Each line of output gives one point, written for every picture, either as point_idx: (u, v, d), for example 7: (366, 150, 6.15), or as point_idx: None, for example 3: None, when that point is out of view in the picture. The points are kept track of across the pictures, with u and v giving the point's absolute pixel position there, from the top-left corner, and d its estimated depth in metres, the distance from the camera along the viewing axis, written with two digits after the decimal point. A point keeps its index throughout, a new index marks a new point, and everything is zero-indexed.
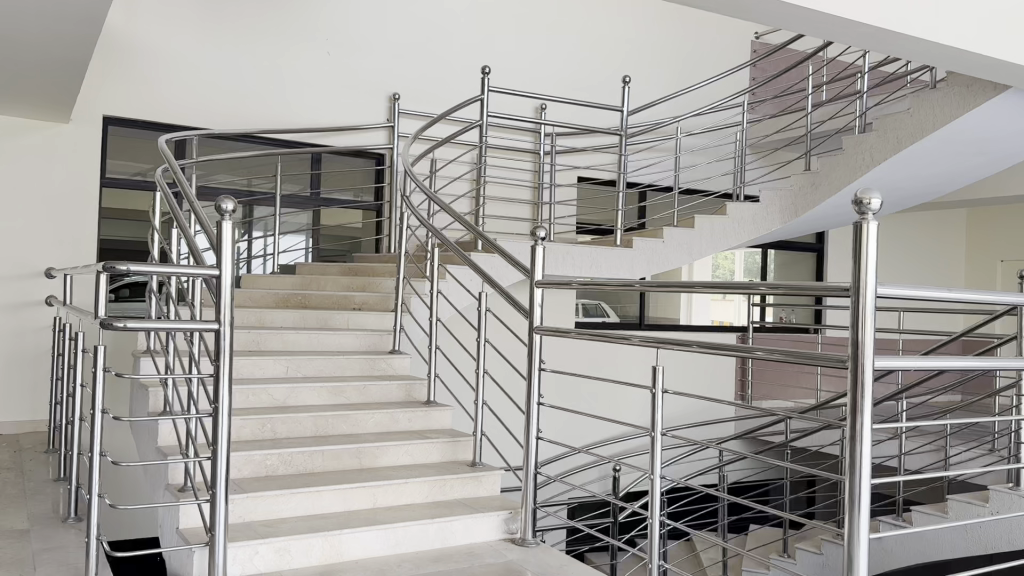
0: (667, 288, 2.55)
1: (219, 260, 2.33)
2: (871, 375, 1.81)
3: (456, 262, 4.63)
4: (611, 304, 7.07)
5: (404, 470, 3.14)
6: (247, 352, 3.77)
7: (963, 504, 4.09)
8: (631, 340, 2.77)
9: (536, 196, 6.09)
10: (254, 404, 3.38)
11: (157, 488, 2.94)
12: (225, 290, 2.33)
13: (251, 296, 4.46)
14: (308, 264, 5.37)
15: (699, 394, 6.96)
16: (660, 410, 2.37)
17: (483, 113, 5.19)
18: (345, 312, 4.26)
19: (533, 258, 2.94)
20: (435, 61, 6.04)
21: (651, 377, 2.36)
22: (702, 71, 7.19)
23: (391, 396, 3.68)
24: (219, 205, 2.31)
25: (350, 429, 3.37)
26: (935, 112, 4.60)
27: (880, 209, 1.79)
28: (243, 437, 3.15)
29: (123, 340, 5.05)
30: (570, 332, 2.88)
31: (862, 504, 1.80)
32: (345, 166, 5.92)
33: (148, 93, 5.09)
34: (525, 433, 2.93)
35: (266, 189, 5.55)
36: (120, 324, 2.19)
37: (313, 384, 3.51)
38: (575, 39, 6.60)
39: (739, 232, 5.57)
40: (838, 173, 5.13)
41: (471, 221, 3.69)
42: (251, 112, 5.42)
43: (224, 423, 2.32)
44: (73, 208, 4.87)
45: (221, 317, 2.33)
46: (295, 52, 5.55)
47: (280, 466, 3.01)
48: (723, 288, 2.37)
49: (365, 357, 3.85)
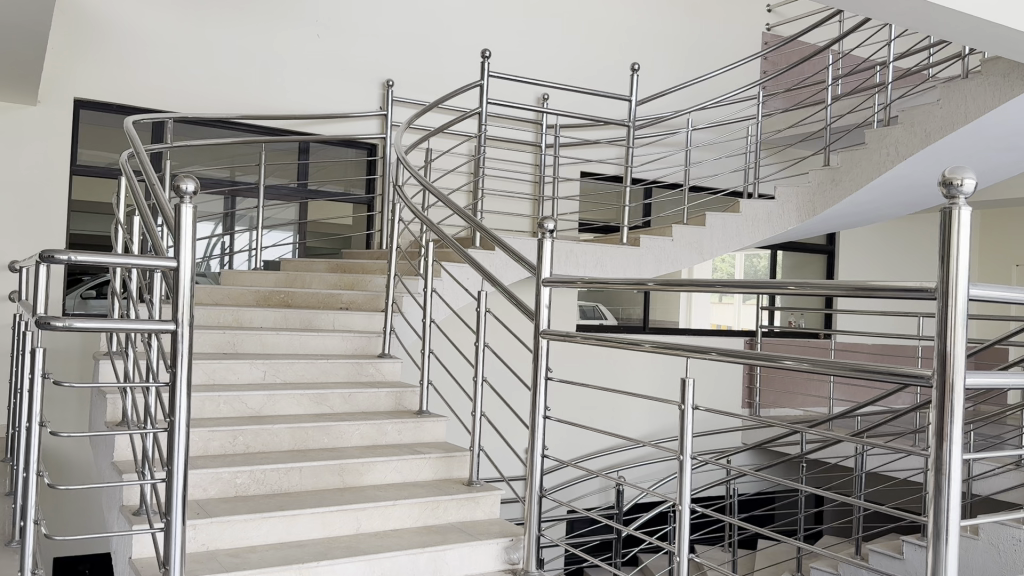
0: (679, 285, 2.19)
1: (177, 252, 1.97)
2: (961, 396, 1.49)
3: (453, 260, 4.29)
4: (611, 307, 6.76)
5: (393, 490, 2.80)
6: (220, 355, 3.43)
7: (998, 527, 3.56)
8: (643, 347, 2.42)
9: (536, 192, 5.75)
10: (226, 414, 3.05)
11: (112, 509, 2.61)
12: (185, 285, 1.97)
13: (229, 294, 4.12)
14: (293, 260, 5.02)
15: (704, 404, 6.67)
16: (689, 432, 2.03)
17: (482, 100, 4.80)
18: (331, 311, 3.92)
19: (540, 255, 2.60)
20: (433, 47, 5.71)
21: (680, 391, 2.02)
22: (712, 62, 6.86)
23: (380, 405, 3.34)
24: (178, 186, 1.96)
25: (332, 443, 3.02)
26: (966, 103, 4.30)
27: (974, 192, 1.47)
28: (211, 452, 2.82)
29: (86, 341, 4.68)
30: (577, 338, 2.53)
31: (949, 552, 1.47)
32: (334, 157, 5.58)
33: (124, 76, 4.74)
34: (529, 451, 2.58)
35: (249, 180, 5.23)
36: (57, 325, 1.79)
37: (293, 391, 3.16)
38: (580, 27, 6.28)
39: (757, 228, 5.25)
40: (860, 168, 4.81)
41: (471, 213, 3.32)
42: (235, 98, 5.08)
43: (182, 439, 1.97)
44: (40, 197, 4.52)
45: (178, 315, 1.98)
46: (284, 35, 5.22)
47: (253, 484, 2.68)
48: (742, 286, 2.02)
49: (351, 361, 3.50)
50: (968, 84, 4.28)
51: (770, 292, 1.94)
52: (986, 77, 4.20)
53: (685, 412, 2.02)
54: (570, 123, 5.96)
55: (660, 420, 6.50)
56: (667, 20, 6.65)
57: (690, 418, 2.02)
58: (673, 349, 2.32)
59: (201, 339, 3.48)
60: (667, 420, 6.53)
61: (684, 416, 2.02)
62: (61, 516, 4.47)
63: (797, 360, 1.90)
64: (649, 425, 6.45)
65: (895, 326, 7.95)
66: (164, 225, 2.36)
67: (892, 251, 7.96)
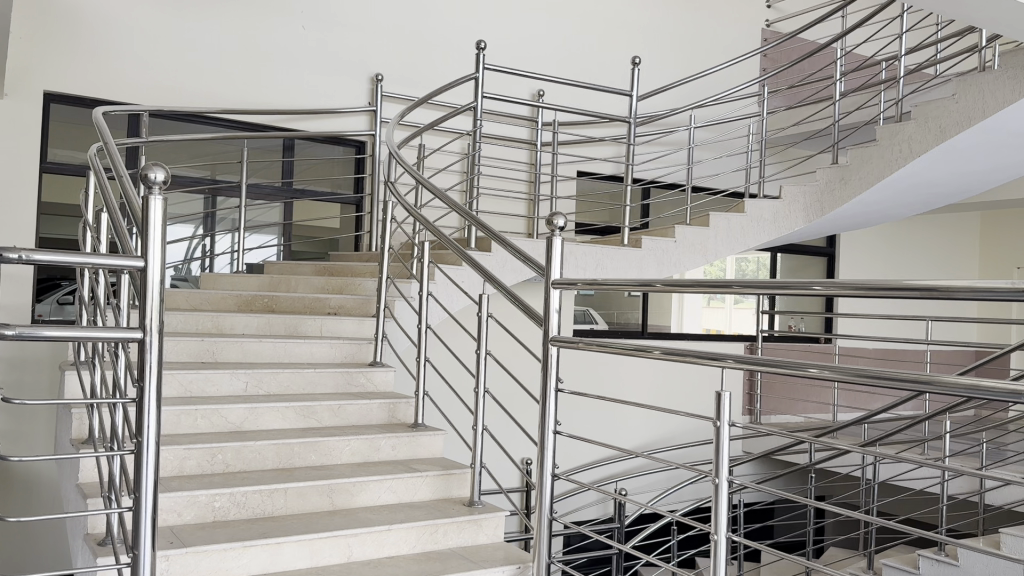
0: (707, 285, 1.91)
1: (144, 249, 1.72)
2: None
3: (449, 262, 4.05)
4: (601, 310, 6.50)
5: (387, 513, 2.55)
6: (199, 365, 3.18)
7: None
8: (652, 355, 2.10)
9: (531, 194, 5.54)
10: (204, 429, 2.79)
11: (75, 536, 2.36)
12: (153, 288, 1.72)
13: (208, 298, 3.87)
14: (277, 263, 4.77)
15: (686, 412, 6.52)
16: (725, 451, 1.80)
17: (477, 93, 4.53)
18: (318, 317, 3.67)
19: (549, 254, 2.36)
20: (425, 41, 5.49)
21: (715, 406, 1.79)
22: (710, 58, 6.67)
23: (372, 418, 3.10)
24: (145, 175, 1.73)
25: (320, 460, 2.78)
26: (983, 97, 4.13)
27: None
28: (188, 472, 2.57)
29: (42, 352, 4.36)
30: (585, 345, 2.28)
31: None
32: (321, 155, 5.34)
33: (98, 68, 4.48)
34: (539, 471, 2.34)
35: (231, 178, 4.97)
36: (19, 336, 1.51)
37: (277, 403, 2.91)
38: (577, 22, 6.07)
39: (757, 231, 5.00)
40: (872, 165, 4.63)
41: (469, 209, 3.07)
42: (216, 93, 4.83)
43: (152, 462, 1.73)
44: (5, 195, 4.23)
45: (146, 322, 1.72)
46: (268, 26, 4.97)
47: (232, 508, 2.43)
48: (763, 287, 1.76)
49: (340, 370, 3.26)
50: (985, 78, 4.12)
51: (802, 293, 1.68)
52: (1005, 69, 4.02)
53: (721, 429, 1.80)
54: (566, 121, 5.75)
55: (656, 429, 6.30)
56: (665, 15, 6.45)
57: (727, 435, 1.80)
58: (691, 356, 2.00)
59: (178, 348, 3.23)
60: (663, 430, 6.33)
61: (720, 434, 1.80)
62: (24, 550, 4.19)
63: (825, 368, 1.65)
64: (646, 435, 6.24)
65: (896, 330, 7.79)
66: (131, 220, 2.12)
67: (893, 253, 7.81)
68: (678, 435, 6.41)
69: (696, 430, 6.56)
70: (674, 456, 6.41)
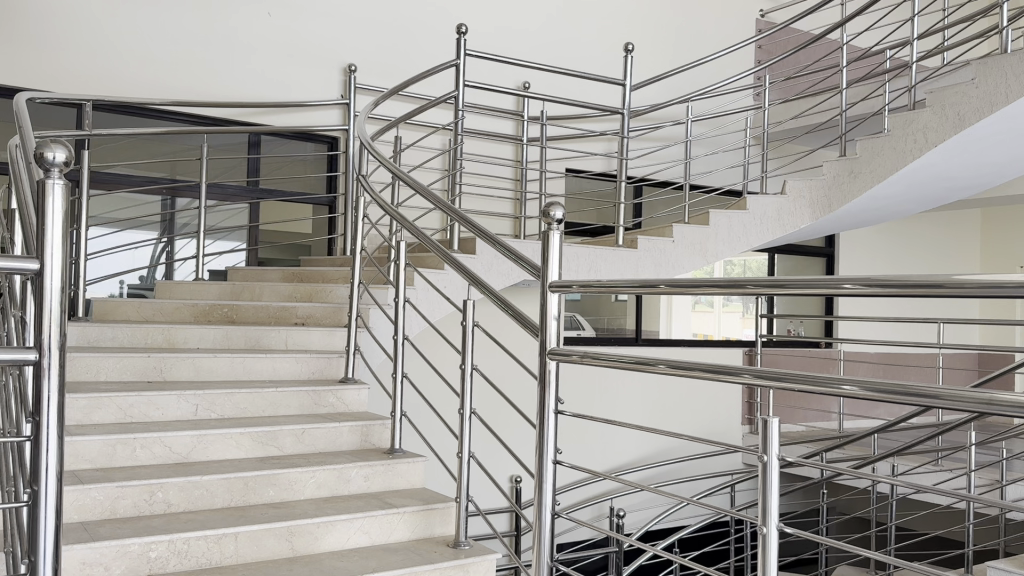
0: (722, 286, 1.52)
1: (42, 246, 1.27)
2: None
3: (430, 265, 3.69)
4: (590, 317, 6.16)
5: (357, 560, 2.17)
6: (144, 385, 2.78)
7: None
8: (659, 370, 1.70)
9: (518, 194, 5.20)
10: (145, 461, 2.41)
11: None
12: (49, 300, 1.25)
13: (161, 310, 3.48)
14: (241, 269, 4.36)
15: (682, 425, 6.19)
16: (774, 492, 1.43)
17: (459, 81, 4.15)
18: (282, 329, 3.29)
19: (545, 252, 1.99)
20: (402, 31, 5.13)
21: (760, 437, 1.42)
22: (703, 50, 6.36)
23: (341, 444, 2.72)
24: (40, 155, 1.26)
25: (280, 496, 2.39)
26: (1007, 80, 3.84)
27: None
28: (121, 513, 2.18)
29: None
30: (581, 358, 1.90)
31: None
32: (288, 153, 4.96)
33: (38, 58, 4.11)
34: (536, 512, 1.96)
35: (192, 178, 4.58)
36: None
37: (230, 430, 2.53)
38: (563, 11, 5.74)
39: (760, 230, 4.65)
40: (885, 156, 4.28)
41: (450, 204, 2.70)
42: (172, 85, 4.44)
43: (52, 516, 1.27)
44: None
45: (43, 339, 1.26)
46: (228, 13, 4.59)
47: (172, 558, 2.04)
48: (788, 287, 1.36)
49: (307, 390, 2.88)
50: (1008, 61, 3.83)
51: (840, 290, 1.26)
52: None
53: (770, 465, 1.43)
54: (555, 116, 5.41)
55: (653, 444, 5.96)
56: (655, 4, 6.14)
57: (778, 473, 1.43)
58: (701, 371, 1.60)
59: (120, 366, 2.84)
60: (659, 445, 5.99)
61: (768, 472, 1.43)
62: None
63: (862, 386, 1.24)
64: (640, 449, 5.90)
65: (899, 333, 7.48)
66: (34, 193, 1.59)
67: (893, 252, 7.52)
68: (675, 450, 6.07)
69: (692, 444, 6.23)
70: (669, 471, 6.07)
